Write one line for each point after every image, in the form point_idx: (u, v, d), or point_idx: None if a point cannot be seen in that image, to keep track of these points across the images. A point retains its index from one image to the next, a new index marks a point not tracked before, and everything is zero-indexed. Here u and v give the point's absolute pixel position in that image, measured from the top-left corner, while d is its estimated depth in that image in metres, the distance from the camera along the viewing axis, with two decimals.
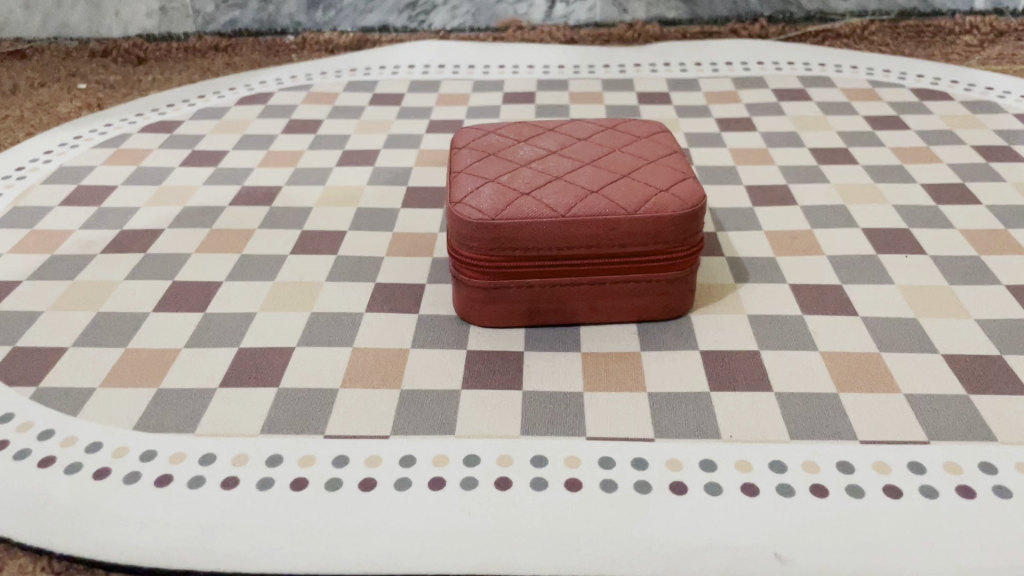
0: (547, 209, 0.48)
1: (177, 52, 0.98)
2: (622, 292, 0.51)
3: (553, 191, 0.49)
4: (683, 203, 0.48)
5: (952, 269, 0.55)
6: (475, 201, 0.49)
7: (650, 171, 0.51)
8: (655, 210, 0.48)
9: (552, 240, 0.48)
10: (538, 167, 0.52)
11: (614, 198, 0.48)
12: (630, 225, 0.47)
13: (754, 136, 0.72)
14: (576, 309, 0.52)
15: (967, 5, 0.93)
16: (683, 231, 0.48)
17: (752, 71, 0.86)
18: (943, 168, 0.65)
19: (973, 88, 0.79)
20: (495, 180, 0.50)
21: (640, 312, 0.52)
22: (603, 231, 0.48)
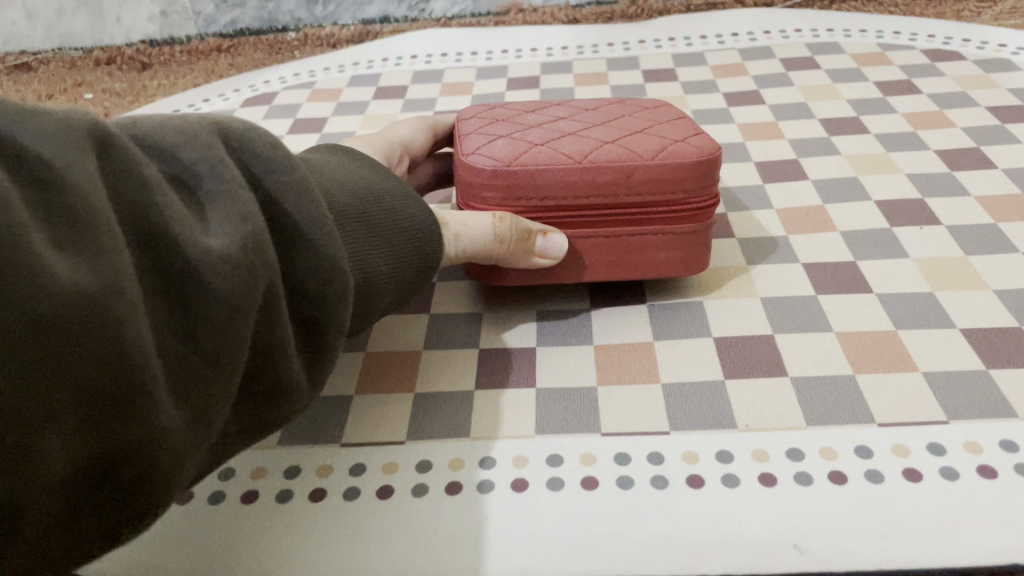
0: (561, 157, 0.49)
1: (180, 54, 0.97)
2: (640, 245, 0.52)
3: (567, 143, 0.50)
4: (701, 152, 0.49)
5: (968, 238, 0.54)
6: (490, 152, 0.50)
7: (664, 127, 0.52)
8: (670, 156, 0.48)
9: (567, 187, 0.49)
10: (550, 126, 0.53)
11: (633, 148, 0.49)
12: (646, 171, 0.48)
13: (765, 110, 0.71)
14: (593, 264, 0.53)
15: None
16: (699, 179, 0.49)
17: (760, 41, 0.85)
18: (956, 132, 0.64)
19: (986, 46, 0.78)
20: (509, 135, 0.52)
21: (656, 268, 0.53)
22: (621, 177, 0.49)
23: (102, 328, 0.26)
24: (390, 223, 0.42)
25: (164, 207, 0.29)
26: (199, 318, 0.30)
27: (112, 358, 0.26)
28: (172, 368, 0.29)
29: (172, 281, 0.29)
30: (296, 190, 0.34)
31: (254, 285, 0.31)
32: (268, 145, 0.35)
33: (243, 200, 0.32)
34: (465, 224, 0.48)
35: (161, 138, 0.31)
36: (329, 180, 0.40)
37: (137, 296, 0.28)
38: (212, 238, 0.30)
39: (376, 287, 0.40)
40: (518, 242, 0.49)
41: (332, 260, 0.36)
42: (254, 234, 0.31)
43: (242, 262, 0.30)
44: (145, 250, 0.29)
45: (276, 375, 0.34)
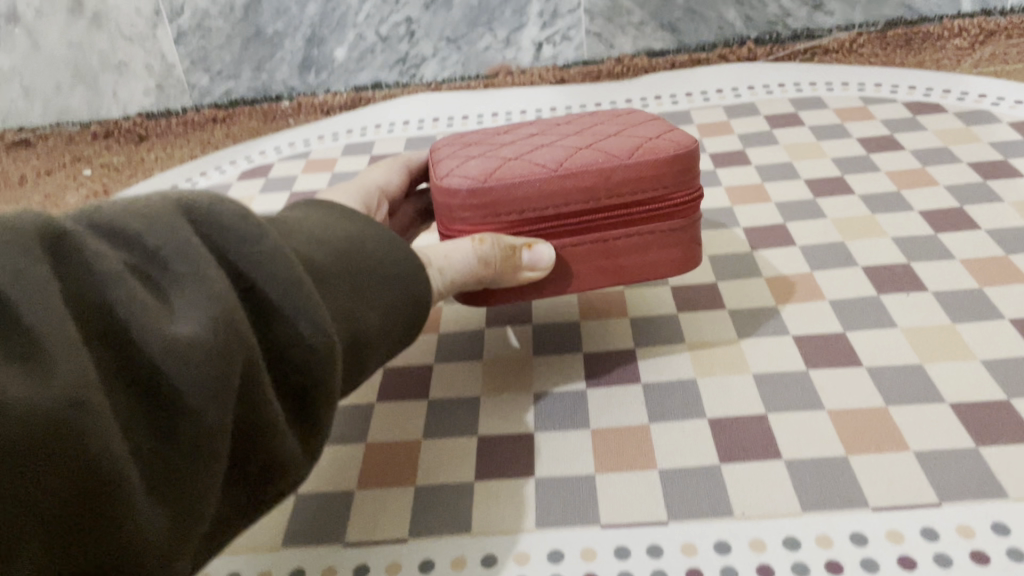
0: (538, 168, 0.49)
1: (176, 126, 0.99)
2: (626, 248, 0.52)
3: (542, 154, 0.51)
4: (677, 145, 0.50)
5: (955, 305, 0.53)
6: (466, 171, 0.50)
7: (633, 127, 0.53)
8: (647, 154, 0.49)
9: (548, 197, 0.49)
10: (522, 140, 0.54)
11: (609, 150, 0.50)
12: (625, 172, 0.49)
13: (749, 170, 0.72)
14: (580, 274, 0.52)
15: (955, 8, 0.89)
16: (678, 174, 0.50)
17: (744, 97, 0.87)
18: (939, 191, 0.65)
19: (965, 97, 0.79)
20: (482, 153, 0.52)
21: (645, 271, 0.53)
22: (601, 178, 0.49)
23: (64, 447, 0.24)
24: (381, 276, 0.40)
25: (129, 299, 0.27)
26: (174, 412, 0.28)
27: (78, 475, 0.25)
28: (150, 470, 0.28)
29: (142, 380, 0.27)
30: (273, 259, 0.32)
31: (230, 371, 0.29)
32: (238, 213, 0.33)
33: (213, 280, 0.30)
34: (449, 255, 0.46)
35: (123, 220, 0.29)
36: (310, 237, 0.38)
37: (104, 404, 0.26)
38: (180, 326, 0.28)
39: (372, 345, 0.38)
40: (504, 260, 0.48)
41: (319, 328, 0.33)
42: (226, 317, 0.30)
43: (214, 350, 0.29)
44: (111, 350, 0.27)
45: (268, 454, 0.33)
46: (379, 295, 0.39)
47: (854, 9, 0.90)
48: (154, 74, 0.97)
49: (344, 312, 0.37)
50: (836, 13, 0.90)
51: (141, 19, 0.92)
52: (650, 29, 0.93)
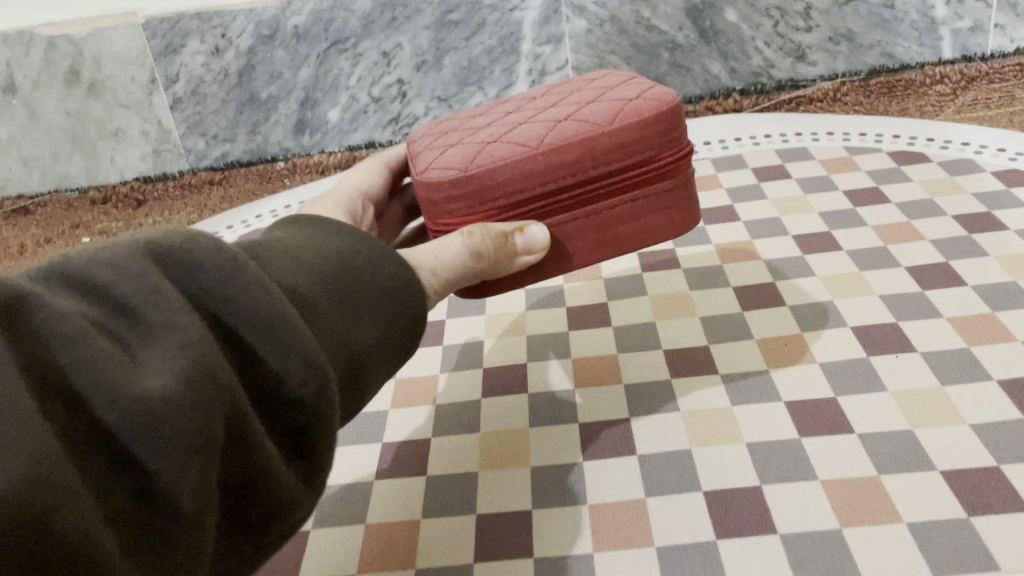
0: (521, 147, 0.50)
1: (173, 190, 1.00)
2: (618, 217, 0.53)
3: (521, 130, 0.51)
4: (655, 104, 0.51)
5: (943, 366, 0.54)
6: (449, 160, 0.51)
7: (606, 92, 0.54)
8: (628, 119, 0.50)
9: (535, 176, 0.50)
10: (498, 117, 0.55)
11: (588, 118, 0.51)
12: (608, 139, 0.50)
13: (738, 227, 0.73)
14: (575, 250, 0.53)
15: (935, 55, 0.91)
16: (659, 135, 0.51)
17: (731, 149, 0.88)
18: (924, 246, 0.66)
19: (949, 145, 0.80)
20: (460, 139, 0.53)
21: (636, 238, 0.54)
22: (585, 150, 0.50)
23: (24, 531, 0.23)
24: (375, 291, 0.38)
25: (95, 357, 0.26)
26: (150, 475, 0.26)
27: (43, 561, 0.23)
28: (125, 539, 0.26)
29: (111, 445, 0.26)
30: (250, 290, 0.31)
31: (210, 424, 0.28)
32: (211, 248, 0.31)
33: (187, 327, 0.28)
34: (438, 254, 0.47)
35: (91, 272, 0.28)
36: (296, 257, 0.36)
37: (68, 478, 0.25)
38: (149, 382, 0.27)
39: (371, 365, 0.37)
40: (498, 247, 0.49)
41: (306, 356, 0.32)
42: (201, 366, 0.28)
43: (189, 403, 0.27)
44: (75, 417, 0.26)
45: (271, 494, 0.32)
46: (373, 312, 0.38)
47: (837, 59, 0.92)
48: (151, 139, 0.98)
49: (334, 337, 0.35)
50: (819, 63, 0.92)
51: (137, 87, 0.94)
52: None
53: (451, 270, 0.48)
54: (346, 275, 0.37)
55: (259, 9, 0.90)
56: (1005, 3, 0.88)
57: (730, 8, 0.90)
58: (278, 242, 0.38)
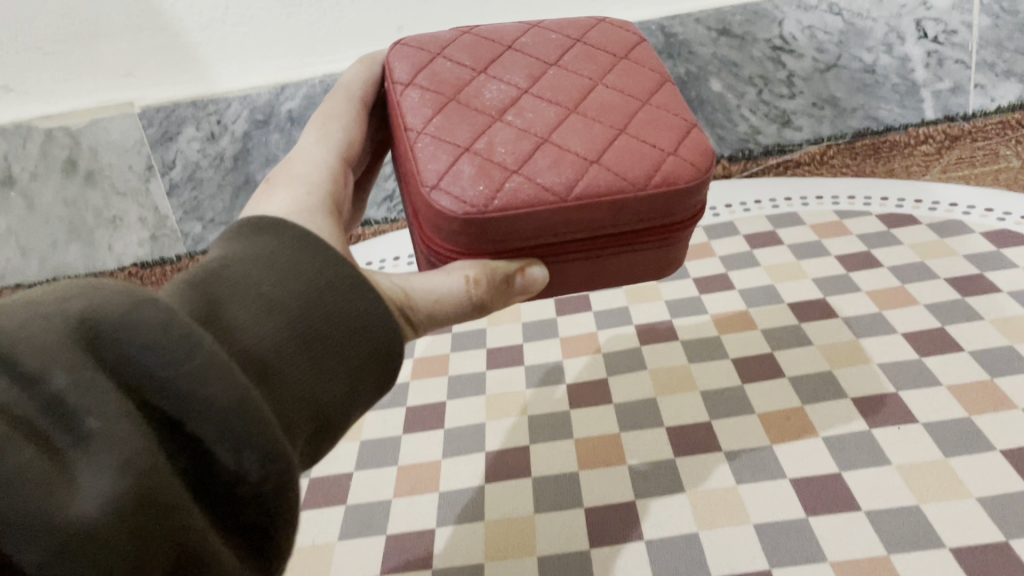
0: (546, 192, 0.48)
1: (171, 274, 1.02)
2: (617, 268, 0.54)
3: (547, 166, 0.49)
4: (693, 169, 0.50)
5: (945, 437, 0.54)
6: (463, 188, 0.48)
7: (639, 132, 0.52)
8: (664, 185, 0.49)
9: (555, 225, 0.49)
10: (517, 125, 0.52)
11: (619, 174, 0.49)
12: (638, 202, 0.49)
13: (734, 296, 0.74)
14: (566, 284, 0.54)
15: (918, 117, 0.93)
16: (689, 201, 0.50)
17: (723, 216, 0.89)
18: (919, 310, 0.66)
19: (937, 207, 0.81)
20: (474, 152, 0.50)
21: (630, 274, 0.54)
22: (612, 209, 0.49)
23: None
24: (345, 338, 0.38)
25: (16, 482, 0.23)
26: None
27: None
28: None
29: None
30: (207, 379, 0.28)
31: (150, 546, 0.26)
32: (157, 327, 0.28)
33: (126, 433, 0.26)
34: (435, 296, 0.48)
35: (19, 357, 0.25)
36: (265, 308, 0.35)
37: None
38: (79, 504, 0.24)
39: (342, 418, 0.37)
40: (498, 290, 0.49)
41: (268, 449, 0.29)
42: (141, 474, 0.26)
43: (121, 528, 0.25)
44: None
45: None
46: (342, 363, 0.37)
47: (822, 122, 0.94)
48: (147, 225, 1.00)
49: (286, 407, 0.34)
50: (804, 127, 0.94)
51: (134, 174, 0.96)
52: None
53: (445, 309, 0.49)
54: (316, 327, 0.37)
55: (253, 95, 0.92)
56: (984, 63, 0.91)
57: (714, 78, 0.92)
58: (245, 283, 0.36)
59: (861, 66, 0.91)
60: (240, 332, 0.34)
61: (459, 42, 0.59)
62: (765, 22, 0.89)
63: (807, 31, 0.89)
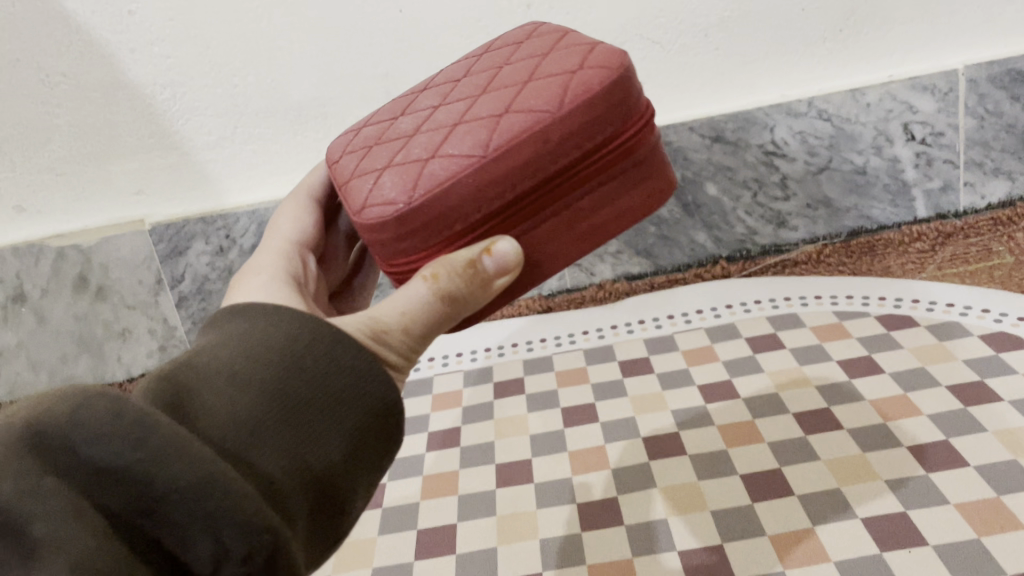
0: (469, 159, 0.49)
1: None
2: (590, 205, 0.53)
3: (462, 138, 0.51)
4: (600, 72, 0.51)
5: (957, 559, 0.54)
6: (388, 192, 0.50)
7: (543, 70, 0.53)
8: (576, 95, 0.50)
9: (497, 186, 0.49)
10: (430, 125, 0.55)
11: (532, 110, 0.50)
12: (562, 124, 0.49)
13: (739, 405, 0.74)
14: (553, 254, 0.54)
15: (910, 216, 0.96)
16: (614, 99, 0.50)
17: (724, 316, 0.90)
18: (923, 421, 0.67)
19: (935, 307, 0.84)
20: (394, 163, 0.52)
21: (612, 208, 0.54)
22: (540, 142, 0.49)
23: None
24: (321, 400, 0.40)
25: None
26: None
27: None
28: None
29: None
30: (165, 464, 0.30)
31: None
32: (110, 415, 0.30)
33: (82, 535, 0.27)
34: (401, 309, 0.50)
35: None
36: (235, 380, 0.38)
37: None
38: None
39: (325, 483, 0.39)
40: (464, 277, 0.50)
41: (240, 517, 0.31)
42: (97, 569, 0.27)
43: None
44: None
45: None
46: (323, 429, 0.39)
47: (817, 222, 0.96)
48: (157, 336, 1.01)
49: (270, 473, 0.36)
50: (799, 227, 0.96)
51: (143, 288, 0.98)
52: (627, 256, 0.98)
53: (422, 313, 0.51)
54: (288, 390, 0.39)
55: (261, 210, 0.95)
56: (972, 163, 0.93)
57: (709, 183, 0.95)
58: (215, 361, 0.39)
59: (853, 168, 0.94)
60: (210, 409, 0.36)
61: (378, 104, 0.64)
62: (757, 129, 0.92)
63: (798, 136, 0.92)
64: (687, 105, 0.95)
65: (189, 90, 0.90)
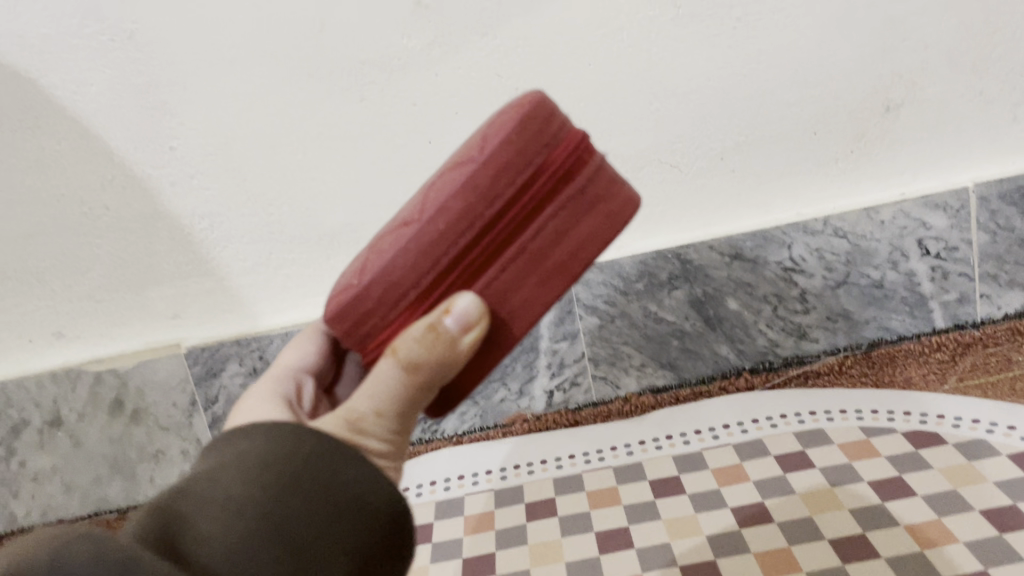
0: (409, 228, 0.54)
1: None
2: (550, 240, 0.55)
3: (407, 213, 0.56)
4: (510, 116, 0.54)
5: None
6: (346, 284, 0.56)
7: (478, 131, 0.59)
8: (490, 144, 0.54)
9: (440, 245, 0.53)
10: (392, 218, 0.60)
11: (460, 164, 0.55)
12: (483, 171, 0.53)
13: (774, 529, 0.75)
14: (528, 301, 0.55)
15: (929, 325, 0.98)
16: (529, 138, 0.54)
17: (751, 432, 0.92)
18: (960, 548, 0.68)
19: (960, 423, 0.86)
20: (360, 255, 0.58)
21: (574, 244, 0.55)
22: (467, 193, 0.53)
23: None
24: (313, 529, 0.45)
25: None
26: None
27: None
28: None
29: None
30: None
31: None
32: (95, 554, 0.35)
33: None
34: (371, 393, 0.54)
35: None
36: (234, 503, 0.44)
37: None
38: None
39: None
40: (428, 341, 0.52)
41: None
42: None
43: None
44: None
45: None
46: (318, 541, 0.45)
47: (837, 334, 0.98)
48: (189, 457, 1.02)
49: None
50: (819, 338, 0.98)
51: (177, 410, 1.00)
52: (651, 369, 0.99)
53: (392, 392, 0.54)
54: (286, 513, 0.44)
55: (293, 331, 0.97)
56: (987, 276, 0.96)
57: (731, 298, 0.97)
58: (215, 489, 0.45)
59: (870, 282, 0.96)
60: (202, 538, 0.41)
61: None
62: (775, 247, 0.95)
63: (815, 253, 0.95)
64: (705, 226, 0.98)
65: (227, 220, 0.95)
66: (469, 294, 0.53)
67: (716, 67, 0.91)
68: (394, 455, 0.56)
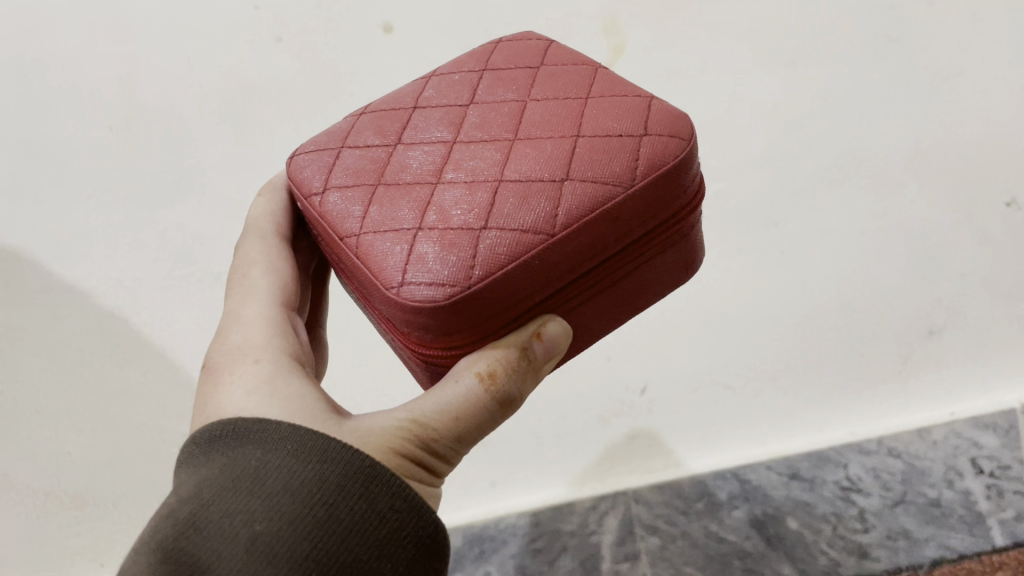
0: (537, 235, 0.55)
1: None
2: (630, 273, 0.63)
3: (521, 207, 0.57)
4: (659, 154, 0.59)
5: None
6: (440, 269, 0.55)
7: (592, 129, 0.61)
8: (641, 180, 0.58)
9: (565, 262, 0.56)
10: (460, 179, 0.61)
11: (597, 181, 0.57)
12: (627, 202, 0.57)
13: None
14: (586, 315, 0.63)
15: (990, 543, 0.90)
16: (671, 186, 0.59)
17: None
18: None
19: None
20: (438, 228, 0.57)
21: (640, 275, 0.65)
22: (605, 222, 0.57)
23: None
24: (348, 541, 0.49)
25: None
26: None
27: None
28: None
29: None
30: None
31: None
32: None
33: None
34: (446, 405, 0.57)
35: None
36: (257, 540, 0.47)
37: None
38: None
39: None
40: (519, 362, 0.57)
41: None
42: None
43: None
44: None
45: None
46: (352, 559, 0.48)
47: (898, 553, 0.90)
48: None
49: None
50: (881, 556, 0.90)
51: None
52: None
53: (468, 405, 0.57)
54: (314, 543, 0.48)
55: None
56: None
57: (790, 516, 0.94)
58: (237, 516, 0.48)
59: (927, 500, 0.93)
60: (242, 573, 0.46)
61: (364, 129, 0.69)
62: (831, 466, 0.96)
63: (872, 472, 0.95)
64: (760, 441, 0.98)
65: None
66: (554, 319, 0.59)
67: (763, 295, 1.04)
68: (450, 462, 0.60)
